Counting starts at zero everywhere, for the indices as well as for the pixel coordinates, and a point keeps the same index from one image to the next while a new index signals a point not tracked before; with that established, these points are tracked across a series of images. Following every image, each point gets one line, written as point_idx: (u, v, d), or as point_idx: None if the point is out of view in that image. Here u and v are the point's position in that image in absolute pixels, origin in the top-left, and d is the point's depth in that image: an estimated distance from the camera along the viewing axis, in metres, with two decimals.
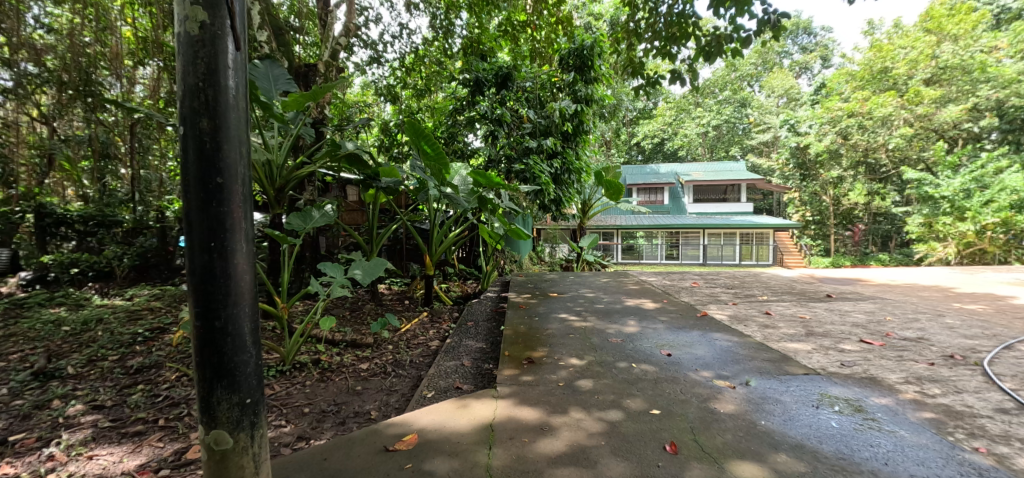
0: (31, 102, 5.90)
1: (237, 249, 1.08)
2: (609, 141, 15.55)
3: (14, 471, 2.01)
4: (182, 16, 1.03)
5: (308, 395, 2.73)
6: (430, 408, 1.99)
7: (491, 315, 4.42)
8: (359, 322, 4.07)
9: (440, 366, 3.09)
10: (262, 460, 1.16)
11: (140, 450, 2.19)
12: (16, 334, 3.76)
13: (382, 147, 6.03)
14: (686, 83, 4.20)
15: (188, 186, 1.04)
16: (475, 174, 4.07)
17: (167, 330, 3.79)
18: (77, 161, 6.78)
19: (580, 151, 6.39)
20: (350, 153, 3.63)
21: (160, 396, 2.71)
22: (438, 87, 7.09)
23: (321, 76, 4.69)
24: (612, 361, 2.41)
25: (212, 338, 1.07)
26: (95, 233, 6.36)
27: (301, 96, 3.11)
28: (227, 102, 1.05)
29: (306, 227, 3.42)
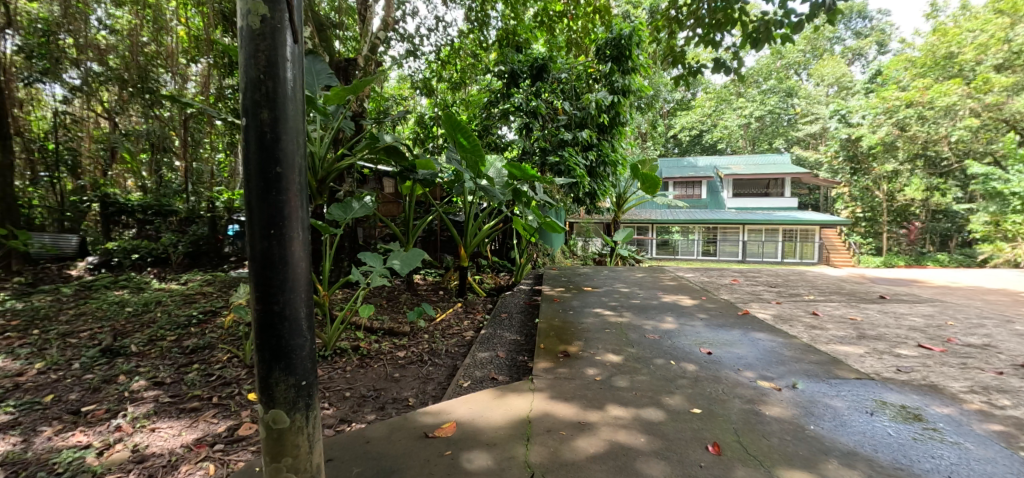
0: (97, 99, 6.53)
1: (294, 237, 1.13)
2: (645, 133, 15.27)
3: (87, 439, 2.18)
4: (245, 11, 1.08)
5: (349, 380, 2.84)
6: (467, 398, 2.03)
7: (524, 308, 4.44)
8: (395, 311, 4.18)
9: (475, 357, 3.14)
10: (316, 441, 1.23)
11: (197, 425, 2.34)
12: (85, 313, 4.09)
13: (418, 140, 6.17)
14: (730, 72, 4.05)
15: (251, 176, 1.09)
16: (510, 166, 4.07)
17: (218, 313, 4.03)
18: (136, 152, 7.33)
19: (615, 143, 6.27)
20: (388, 146, 3.69)
21: (213, 375, 2.89)
22: (473, 80, 7.08)
23: (360, 70, 4.85)
24: (649, 357, 2.38)
25: (271, 322, 1.12)
26: (152, 222, 6.78)
27: (342, 89, 3.17)
28: (285, 93, 1.09)
29: (346, 217, 3.53)
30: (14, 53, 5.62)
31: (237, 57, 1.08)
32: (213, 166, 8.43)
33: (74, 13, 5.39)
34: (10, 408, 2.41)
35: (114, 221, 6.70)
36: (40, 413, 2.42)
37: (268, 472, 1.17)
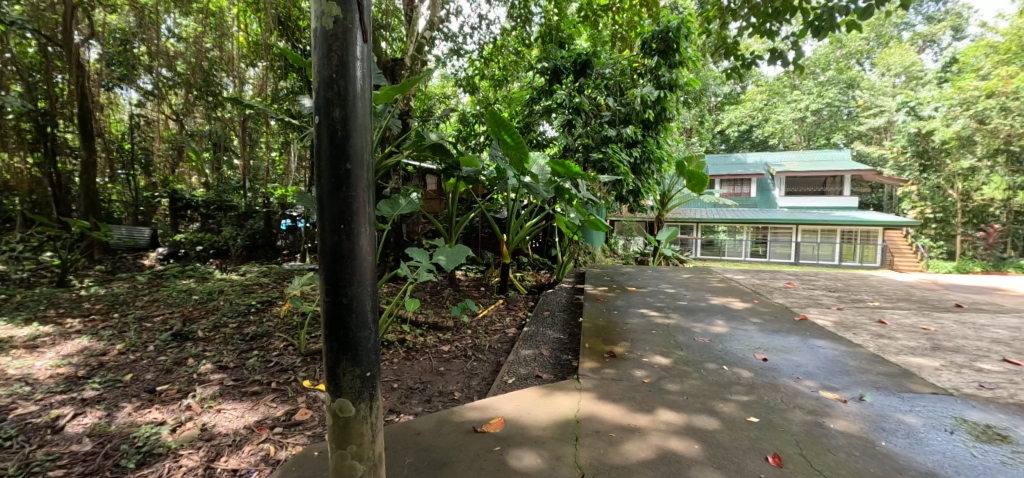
0: (167, 102, 7.02)
1: (361, 231, 1.18)
2: (692, 129, 14.81)
3: (162, 416, 2.37)
4: (319, 12, 1.13)
5: (397, 372, 2.93)
6: (514, 395, 2.05)
7: (567, 306, 4.42)
8: (439, 307, 4.26)
9: (519, 354, 3.16)
10: (379, 431, 1.28)
11: (258, 408, 2.49)
12: (158, 299, 4.44)
13: (460, 138, 6.24)
14: (788, 63, 3.85)
15: (323, 173, 1.15)
16: (554, 163, 4.05)
17: (274, 303, 4.26)
18: (200, 151, 7.96)
19: (661, 140, 6.08)
20: (434, 144, 3.75)
21: (272, 361, 3.06)
22: (515, 77, 7.07)
23: (406, 70, 4.99)
24: (700, 361, 2.32)
25: (339, 313, 1.18)
26: (214, 216, 7.24)
27: (391, 89, 3.22)
28: (355, 91, 1.14)
29: (394, 213, 3.62)
30: (98, 61, 6.30)
31: (311, 58, 1.14)
32: (267, 163, 8.87)
33: (149, 23, 5.82)
34: (96, 384, 2.66)
35: (182, 215, 7.30)
36: (122, 390, 2.64)
37: (334, 458, 1.23)
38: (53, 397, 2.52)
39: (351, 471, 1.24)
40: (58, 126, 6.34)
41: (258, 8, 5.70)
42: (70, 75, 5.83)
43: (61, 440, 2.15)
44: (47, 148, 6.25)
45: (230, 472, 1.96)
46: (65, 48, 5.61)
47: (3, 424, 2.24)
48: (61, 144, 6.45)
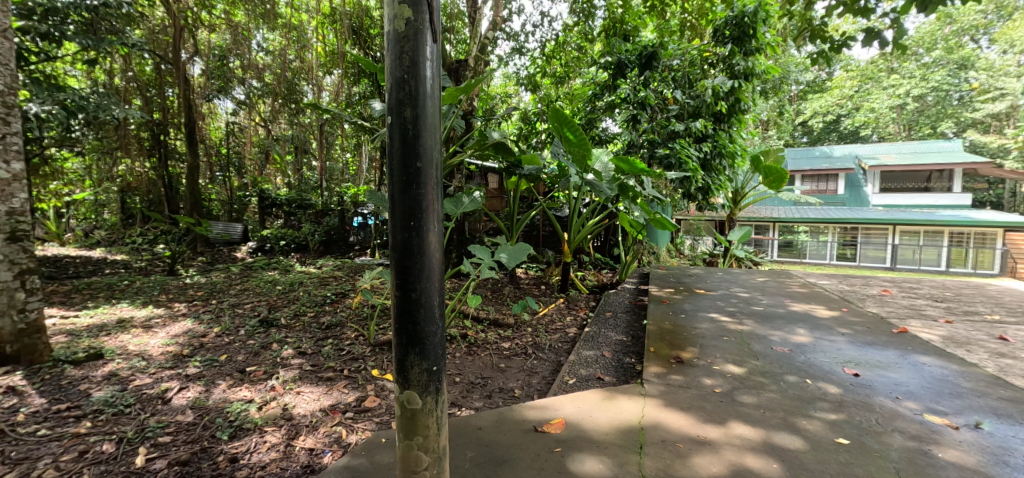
0: (256, 109, 7.68)
1: (430, 228, 1.20)
2: (769, 122, 13.85)
3: (251, 394, 2.59)
4: (392, 15, 1.16)
5: (459, 366, 2.99)
6: (575, 396, 2.02)
7: (630, 307, 4.29)
8: (500, 303, 4.30)
9: (580, 354, 3.11)
10: (443, 425, 1.31)
11: (332, 393, 2.64)
12: (249, 288, 4.87)
13: (522, 136, 6.26)
14: (886, 44, 3.46)
15: (395, 172, 1.19)
16: (618, 160, 3.94)
17: (347, 295, 4.51)
18: (284, 154, 8.63)
19: (734, 133, 5.71)
20: (497, 142, 3.78)
21: (344, 350, 3.24)
22: (577, 73, 6.96)
23: (470, 71, 5.09)
24: (779, 372, 2.16)
25: (408, 308, 1.22)
26: (296, 214, 7.80)
27: (455, 90, 3.28)
28: (425, 91, 1.17)
29: (457, 211, 3.69)
30: (201, 76, 7.04)
31: (384, 60, 1.17)
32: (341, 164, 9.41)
33: (242, 40, 6.42)
34: (197, 363, 2.96)
35: (269, 212, 7.98)
36: (217, 368, 2.91)
37: (401, 449, 1.27)
38: (163, 372, 2.82)
39: (417, 461, 1.28)
40: (169, 134, 7.16)
41: (333, 18, 6.07)
42: (179, 90, 6.58)
43: (168, 410, 2.40)
44: (161, 153, 7.06)
45: (308, 450, 2.09)
46: (175, 66, 6.33)
47: (123, 392, 2.54)
48: (172, 151, 7.27)
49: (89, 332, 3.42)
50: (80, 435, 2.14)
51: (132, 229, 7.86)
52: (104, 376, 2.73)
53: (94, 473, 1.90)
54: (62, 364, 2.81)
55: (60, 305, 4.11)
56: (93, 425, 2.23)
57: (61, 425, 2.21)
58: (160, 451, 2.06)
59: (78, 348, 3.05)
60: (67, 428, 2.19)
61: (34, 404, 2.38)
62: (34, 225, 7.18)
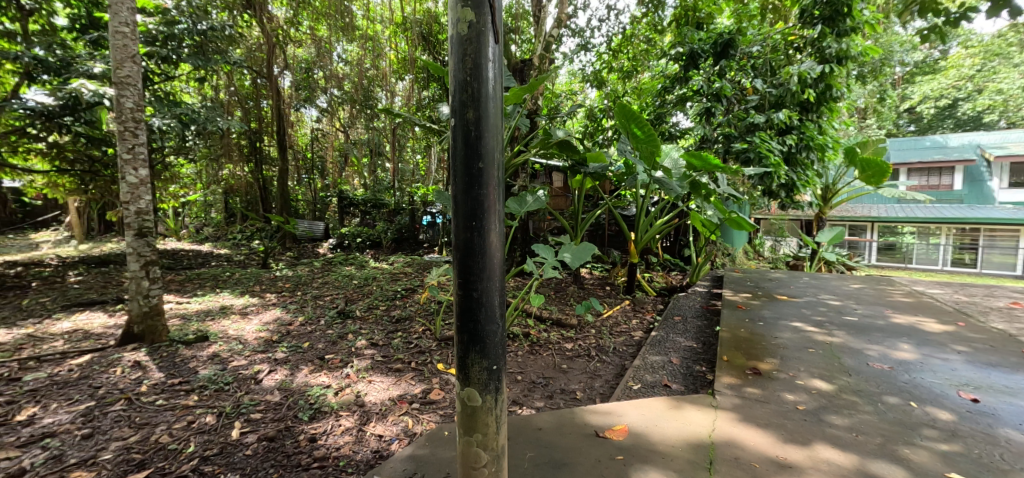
0: (336, 115, 8.20)
1: (492, 228, 1.19)
2: (866, 112, 12.51)
3: (328, 380, 2.75)
4: (455, 18, 1.16)
5: (521, 365, 2.98)
6: (639, 402, 1.93)
7: (701, 312, 4.05)
8: (563, 303, 4.24)
9: (646, 359, 2.98)
10: (503, 423, 1.29)
11: (400, 384, 2.74)
12: (329, 282, 5.21)
13: (587, 133, 6.14)
14: (1016, 14, 2.96)
15: (457, 172, 1.18)
16: (689, 155, 3.72)
17: (416, 290, 4.68)
18: (360, 157, 9.13)
19: (824, 124, 5.20)
20: (561, 141, 3.72)
21: (412, 343, 3.35)
22: (646, 66, 6.70)
23: (535, 70, 5.08)
24: (875, 392, 1.92)
25: (470, 306, 1.21)
26: (371, 213, 8.21)
27: (519, 89, 3.26)
28: (487, 93, 1.15)
29: (521, 210, 3.68)
30: (289, 88, 7.64)
31: (447, 63, 1.17)
32: (412, 165, 9.79)
33: (324, 52, 6.87)
34: (284, 348, 3.20)
35: (347, 211, 8.47)
36: (300, 355, 3.12)
37: (461, 444, 1.27)
38: (255, 355, 3.08)
39: (476, 458, 1.27)
40: (263, 141, 7.84)
41: (405, 26, 6.31)
42: (272, 101, 7.19)
43: (259, 390, 2.60)
44: (257, 159, 7.74)
45: (377, 436, 2.18)
46: (269, 80, 6.95)
47: (224, 371, 2.80)
48: (266, 157, 7.94)
49: (198, 317, 3.83)
50: (189, 407, 2.38)
51: (234, 226, 8.71)
52: (209, 356, 3.02)
53: (199, 440, 2.10)
54: (177, 344, 3.15)
55: (177, 292, 4.65)
56: (199, 398, 2.47)
57: (175, 397, 2.47)
58: (251, 426, 2.23)
59: (189, 330, 3.42)
60: (179, 400, 2.44)
61: (154, 377, 2.68)
62: (157, 223, 8.21)
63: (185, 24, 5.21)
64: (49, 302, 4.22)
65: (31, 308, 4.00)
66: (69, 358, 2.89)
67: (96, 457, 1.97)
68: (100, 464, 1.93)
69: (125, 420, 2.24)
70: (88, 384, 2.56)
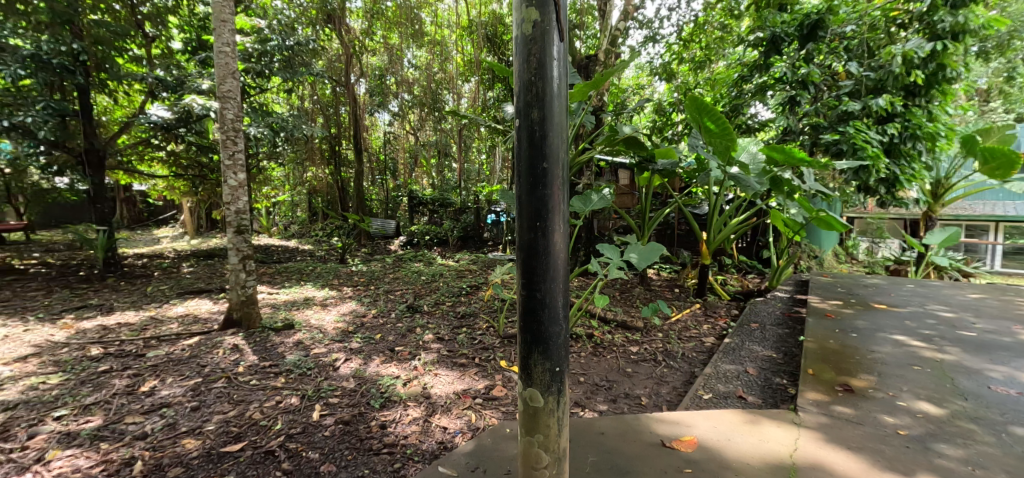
0: (406, 118, 8.54)
1: (556, 229, 1.15)
2: (986, 95, 10.92)
3: (398, 371, 2.85)
4: (520, 18, 1.13)
5: (584, 366, 2.91)
6: (710, 413, 1.81)
7: (782, 319, 3.74)
8: (629, 305, 4.10)
9: (718, 367, 2.80)
10: (565, 425, 1.26)
11: (465, 378, 2.77)
12: (400, 277, 5.44)
13: (656, 129, 5.91)
14: None
15: (522, 173, 1.16)
16: (771, 149, 3.41)
17: (481, 287, 4.74)
18: (429, 158, 9.43)
19: (935, 110, 4.60)
20: (627, 137, 3.58)
21: (477, 339, 3.39)
22: (721, 54, 6.30)
23: (600, 65, 4.96)
24: (998, 421, 1.65)
25: (532, 307, 1.18)
26: (438, 211, 8.45)
27: (584, 86, 3.19)
28: (552, 91, 1.12)
29: (585, 209, 3.59)
30: (365, 94, 8.06)
31: (512, 64, 1.15)
32: (478, 164, 9.96)
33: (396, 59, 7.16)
34: (359, 338, 3.37)
35: (417, 210, 8.79)
36: (373, 345, 3.27)
37: (522, 444, 1.25)
38: (333, 344, 3.27)
39: (537, 460, 1.24)
40: (342, 145, 8.35)
41: (471, 29, 6.43)
42: (349, 107, 7.63)
43: (337, 376, 2.75)
44: (336, 162, 8.25)
45: (442, 428, 2.22)
46: (347, 88, 7.38)
47: (307, 357, 3.00)
48: (344, 159, 8.45)
49: (285, 306, 4.15)
50: (278, 388, 2.57)
51: (316, 223, 9.37)
52: (294, 342, 3.26)
53: (284, 419, 2.26)
54: (268, 330, 3.43)
55: (268, 283, 5.08)
56: (285, 381, 2.66)
57: (265, 378, 2.68)
58: (329, 409, 2.36)
59: (277, 318, 3.71)
60: (269, 381, 2.64)
61: (249, 359, 2.93)
62: (252, 220, 9.04)
63: (276, 41, 5.61)
64: (167, 289, 4.78)
65: (153, 294, 4.56)
66: (182, 338, 3.25)
67: (201, 427, 2.17)
68: (205, 433, 2.13)
69: (226, 396, 2.46)
70: (196, 362, 2.84)
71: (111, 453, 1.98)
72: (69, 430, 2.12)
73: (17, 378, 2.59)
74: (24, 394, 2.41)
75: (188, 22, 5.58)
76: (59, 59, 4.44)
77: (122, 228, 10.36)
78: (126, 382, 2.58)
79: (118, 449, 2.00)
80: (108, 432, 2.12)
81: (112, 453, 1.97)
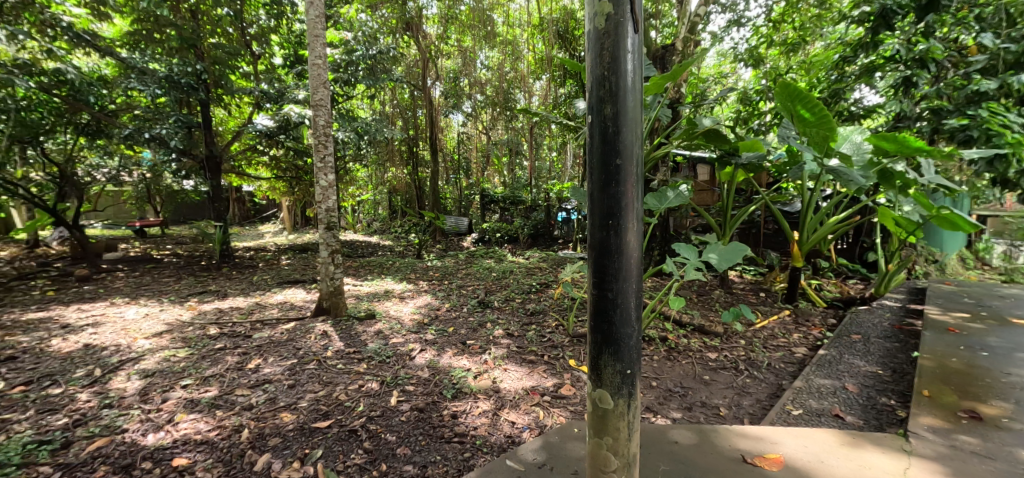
0: (479, 118, 8.69)
1: (629, 228, 1.09)
2: None
3: (469, 364, 2.90)
4: (593, 11, 1.08)
5: (657, 370, 2.77)
6: (800, 431, 1.63)
7: (890, 332, 3.31)
8: (708, 308, 3.86)
9: (811, 381, 2.53)
10: (635, 431, 1.19)
11: (533, 375, 2.76)
12: (472, 273, 5.56)
13: (740, 119, 5.51)
14: None
15: (594, 169, 1.10)
16: (879, 137, 3.02)
17: (551, 285, 4.71)
18: (501, 157, 9.54)
19: None
20: (708, 129, 3.35)
21: (546, 337, 3.36)
22: (819, 34, 5.71)
23: (678, 54, 4.70)
24: None
25: (603, 308, 1.13)
26: (509, 209, 8.51)
27: (660, 78, 3.02)
28: (627, 85, 1.06)
29: (660, 207, 3.42)
30: (440, 97, 8.31)
31: (584, 58, 1.10)
32: (548, 162, 9.91)
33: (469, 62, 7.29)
34: (432, 331, 3.48)
35: (489, 207, 8.93)
36: (446, 338, 3.37)
37: (591, 445, 1.20)
38: (409, 334, 3.41)
39: (606, 463, 1.19)
40: (419, 146, 8.70)
41: (543, 26, 6.39)
42: (426, 110, 7.93)
43: (412, 365, 2.85)
44: (414, 162, 8.63)
45: (510, 423, 2.22)
46: (424, 92, 7.69)
47: (386, 346, 3.15)
48: (420, 160, 8.80)
49: (367, 297, 4.41)
50: (360, 373, 2.72)
51: (395, 221, 9.87)
52: (375, 331, 3.44)
53: (365, 402, 2.38)
54: (352, 319, 3.66)
55: (353, 275, 5.43)
56: (367, 367, 2.81)
57: (349, 363, 2.85)
58: (405, 396, 2.45)
59: (360, 308, 3.95)
60: (352, 366, 2.81)
61: (335, 344, 3.13)
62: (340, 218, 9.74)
63: (361, 51, 5.95)
64: (268, 278, 5.28)
65: (257, 282, 5.07)
66: (280, 323, 3.57)
67: (296, 403, 2.35)
68: (299, 409, 2.30)
69: (316, 377, 2.65)
70: (292, 345, 3.10)
71: (225, 419, 2.20)
72: (192, 396, 2.39)
73: (154, 350, 2.98)
74: (159, 364, 2.76)
75: (287, 39, 6.06)
76: (186, 79, 4.97)
77: (234, 225, 11.65)
78: (236, 359, 2.86)
79: (230, 417, 2.22)
80: (223, 401, 2.36)
81: (226, 419, 2.19)
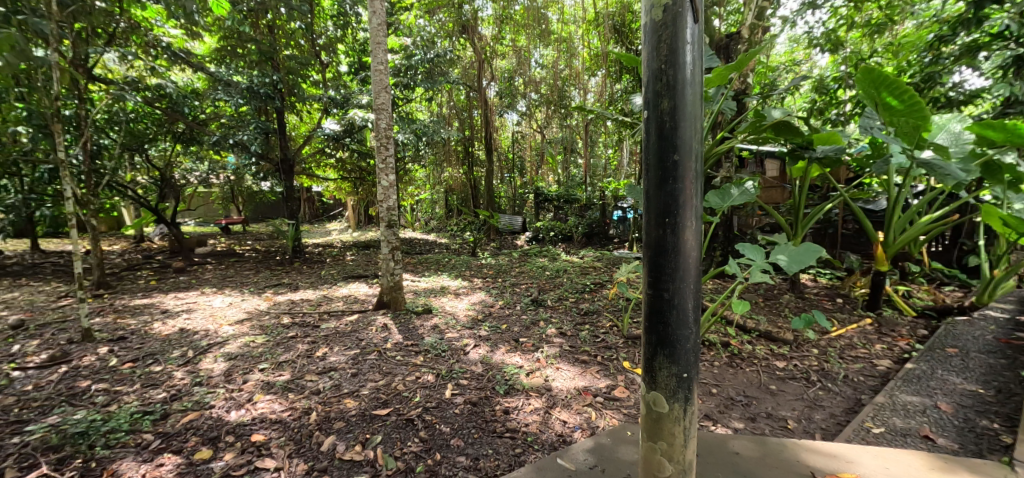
0: (534, 117, 8.71)
1: (687, 226, 1.09)
2: None
3: (521, 362, 2.94)
4: (650, 5, 1.08)
5: (717, 377, 2.68)
6: (887, 452, 1.59)
7: (991, 347, 2.99)
8: (774, 314, 3.66)
9: (896, 398, 2.35)
10: (691, 435, 1.18)
11: (586, 375, 2.76)
12: (526, 271, 5.62)
13: (816, 110, 5.15)
14: None
15: (650, 166, 1.11)
16: (982, 123, 2.73)
17: (605, 285, 4.66)
18: (555, 155, 9.50)
19: None
20: (777, 122, 3.18)
21: (599, 337, 3.34)
22: (909, 13, 5.20)
23: (743, 44, 4.47)
24: None
25: (658, 307, 1.12)
26: (563, 208, 8.47)
27: (724, 68, 2.90)
28: (685, 79, 1.05)
29: (724, 205, 3.29)
30: (495, 96, 8.43)
31: (641, 53, 1.10)
32: (604, 160, 9.72)
33: None
34: (486, 328, 3.57)
35: (542, 206, 8.94)
36: (499, 335, 3.43)
37: (644, 448, 1.20)
38: (464, 330, 3.51)
39: (659, 467, 1.18)
40: (474, 146, 8.87)
41: (598, 22, 6.31)
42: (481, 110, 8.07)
43: (466, 361, 2.94)
44: (469, 162, 8.81)
45: (562, 422, 2.25)
46: (479, 93, 7.84)
47: (441, 340, 3.27)
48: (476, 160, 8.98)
49: (424, 293, 4.58)
50: (417, 365, 2.85)
51: (451, 219, 10.14)
52: (431, 326, 3.57)
53: (421, 394, 2.49)
54: (410, 313, 3.83)
55: (411, 272, 5.65)
56: (423, 360, 2.93)
57: (407, 356, 2.99)
58: (459, 390, 2.54)
59: (418, 303, 4.12)
60: (410, 359, 2.94)
61: (395, 337, 3.30)
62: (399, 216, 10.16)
63: (419, 55, 6.17)
64: (334, 273, 5.63)
65: (325, 277, 5.42)
66: (345, 315, 3.81)
67: (359, 391, 2.51)
68: (361, 396, 2.45)
69: (377, 367, 2.81)
70: (356, 337, 3.29)
71: (297, 402, 2.39)
72: (269, 379, 2.62)
73: (237, 336, 3.28)
74: (241, 348, 3.05)
75: (352, 48, 6.41)
76: (264, 89, 5.41)
77: (304, 223, 12.49)
78: (306, 347, 3.10)
79: (301, 399, 2.41)
80: (295, 385, 2.57)
81: (297, 401, 2.39)
